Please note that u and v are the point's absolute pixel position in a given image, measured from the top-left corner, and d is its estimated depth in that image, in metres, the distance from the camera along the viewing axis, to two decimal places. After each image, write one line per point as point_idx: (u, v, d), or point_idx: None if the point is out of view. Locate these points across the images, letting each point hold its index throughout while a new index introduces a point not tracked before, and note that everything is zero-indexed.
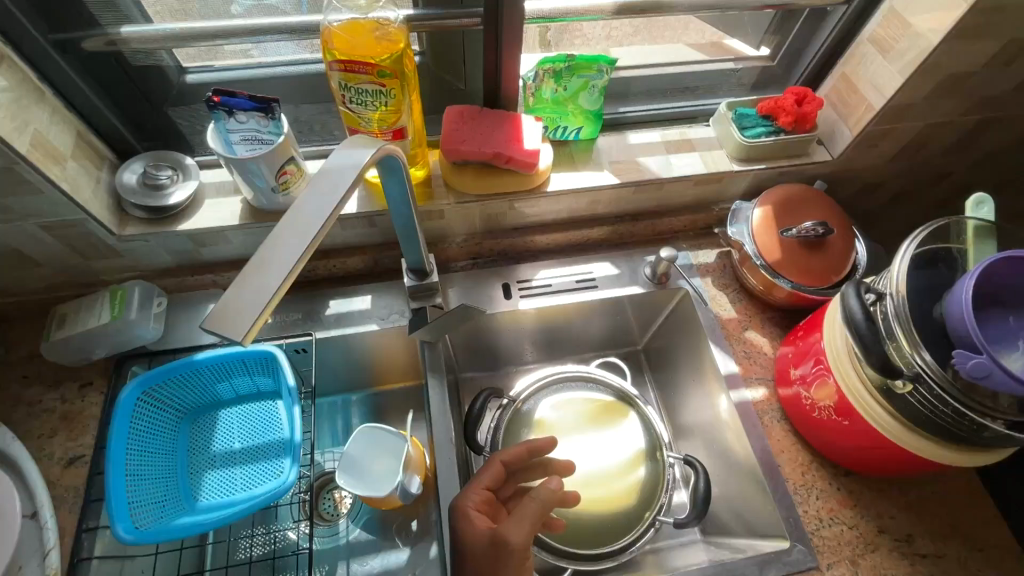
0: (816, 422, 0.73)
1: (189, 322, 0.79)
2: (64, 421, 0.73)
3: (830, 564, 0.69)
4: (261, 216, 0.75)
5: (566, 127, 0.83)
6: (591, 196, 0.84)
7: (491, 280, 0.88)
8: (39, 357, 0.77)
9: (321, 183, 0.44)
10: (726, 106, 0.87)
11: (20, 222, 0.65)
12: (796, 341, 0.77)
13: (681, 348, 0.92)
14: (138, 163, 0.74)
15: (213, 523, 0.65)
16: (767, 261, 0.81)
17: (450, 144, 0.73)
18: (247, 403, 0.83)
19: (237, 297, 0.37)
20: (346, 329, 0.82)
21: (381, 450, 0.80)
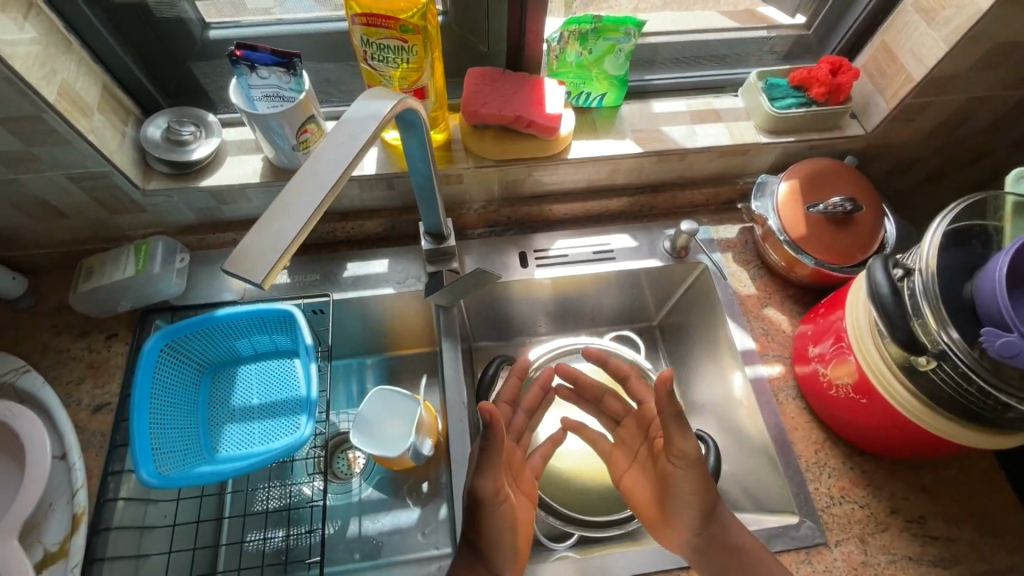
0: (833, 401, 0.72)
1: (211, 278, 0.81)
2: (91, 369, 0.75)
3: (839, 541, 0.68)
4: (281, 174, 0.75)
5: (589, 94, 0.81)
6: (612, 165, 0.83)
7: (508, 248, 0.88)
8: (66, 307, 0.79)
9: (339, 134, 0.43)
10: (756, 75, 0.84)
11: (48, 172, 0.66)
12: (817, 319, 0.76)
13: (697, 324, 0.91)
14: (162, 118, 0.74)
15: (233, 472, 0.68)
16: (791, 236, 0.79)
17: (471, 106, 0.72)
18: (266, 361, 0.85)
19: (257, 242, 0.38)
20: (363, 292, 0.83)
21: (394, 410, 0.82)
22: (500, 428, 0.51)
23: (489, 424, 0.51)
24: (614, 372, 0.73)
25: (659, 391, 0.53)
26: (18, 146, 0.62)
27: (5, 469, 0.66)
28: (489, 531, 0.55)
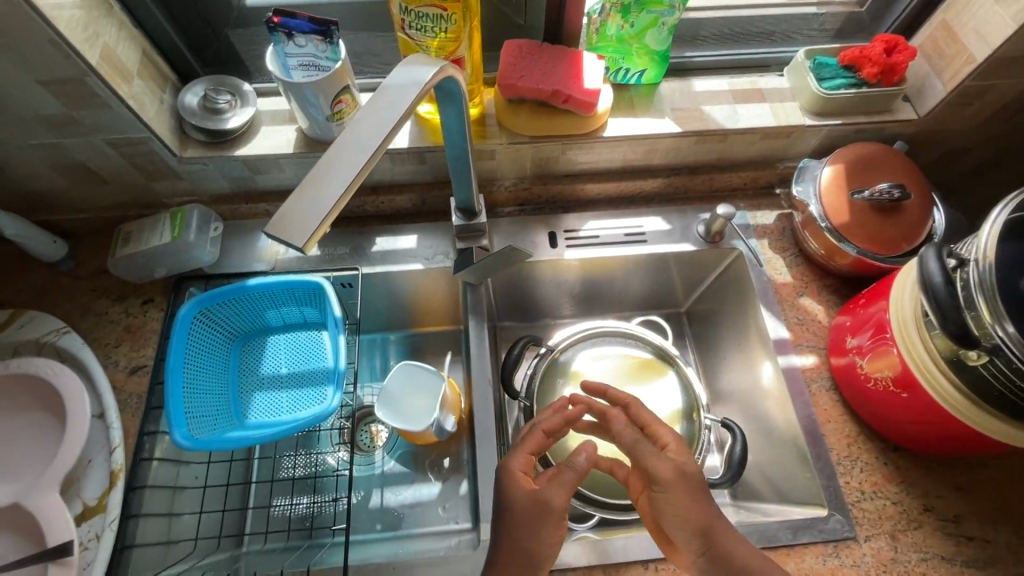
0: (869, 394, 0.70)
1: (244, 247, 0.82)
2: (128, 333, 0.77)
3: (868, 536, 0.67)
4: (314, 145, 0.75)
5: (628, 70, 0.78)
6: (648, 145, 0.81)
7: (538, 228, 0.87)
8: (104, 272, 0.81)
9: (380, 100, 0.43)
10: (804, 54, 0.81)
11: (89, 137, 0.67)
12: (856, 310, 0.74)
13: (728, 311, 0.89)
14: (199, 86, 0.75)
15: (261, 438, 0.68)
16: (834, 223, 0.76)
17: (506, 79, 0.71)
18: (294, 332, 0.86)
19: (298, 206, 0.38)
20: (391, 267, 0.83)
21: (418, 387, 0.82)
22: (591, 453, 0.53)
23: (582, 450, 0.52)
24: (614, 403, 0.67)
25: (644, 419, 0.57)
26: (61, 109, 0.63)
27: (48, 425, 0.68)
28: (545, 547, 0.51)
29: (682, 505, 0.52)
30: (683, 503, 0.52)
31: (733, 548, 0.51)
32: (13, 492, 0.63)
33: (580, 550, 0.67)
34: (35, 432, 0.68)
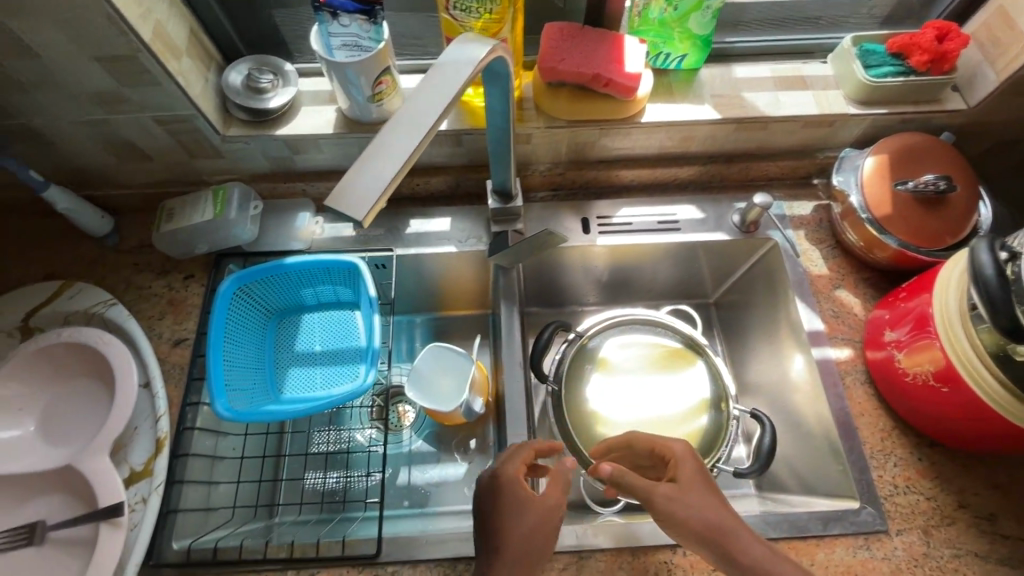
0: (908, 388, 0.69)
1: (281, 226, 0.83)
2: (170, 306, 0.79)
3: (900, 530, 0.67)
4: (355, 127, 0.76)
5: (669, 55, 0.78)
6: (686, 132, 0.80)
7: (571, 213, 0.87)
8: (147, 247, 0.83)
9: (435, 79, 0.44)
10: (850, 41, 0.79)
11: (138, 114, 0.69)
12: (896, 304, 0.72)
13: (760, 302, 0.89)
14: (242, 65, 0.76)
15: (297, 412, 0.70)
16: (875, 215, 0.75)
17: (546, 63, 0.71)
18: (328, 312, 0.87)
19: (356, 183, 0.39)
20: (424, 249, 0.84)
21: (449, 368, 0.83)
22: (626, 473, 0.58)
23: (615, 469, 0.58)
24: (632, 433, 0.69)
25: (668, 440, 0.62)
26: (113, 86, 0.64)
27: (97, 392, 0.71)
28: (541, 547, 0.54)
29: (698, 505, 0.55)
30: (697, 505, 0.55)
31: (746, 547, 0.52)
32: (66, 454, 0.66)
33: (606, 533, 0.67)
34: (85, 399, 0.71)
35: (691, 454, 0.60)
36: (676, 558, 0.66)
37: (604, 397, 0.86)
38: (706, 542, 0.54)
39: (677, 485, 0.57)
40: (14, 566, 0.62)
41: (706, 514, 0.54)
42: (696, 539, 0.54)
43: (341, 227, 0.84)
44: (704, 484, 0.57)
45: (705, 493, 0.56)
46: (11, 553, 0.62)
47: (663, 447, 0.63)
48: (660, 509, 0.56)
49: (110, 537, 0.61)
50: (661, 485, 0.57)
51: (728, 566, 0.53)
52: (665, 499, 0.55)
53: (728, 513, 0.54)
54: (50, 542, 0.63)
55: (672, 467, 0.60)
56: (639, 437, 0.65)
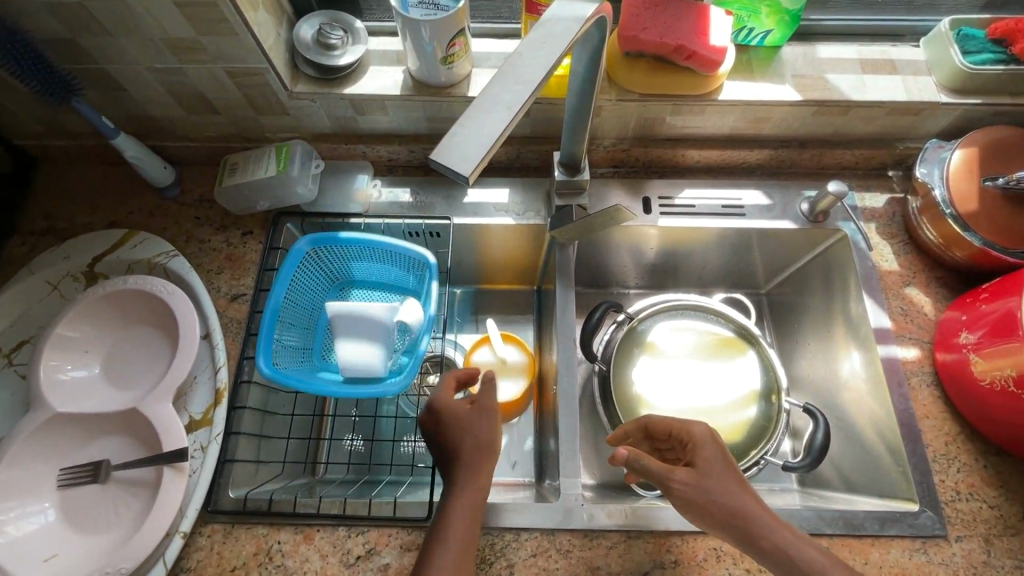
0: (981, 392, 0.66)
1: (340, 188, 0.82)
2: (229, 261, 0.79)
3: (960, 537, 0.65)
4: (422, 90, 0.74)
5: (752, 30, 0.75)
6: (762, 114, 0.77)
7: (633, 192, 0.84)
8: (207, 201, 0.83)
9: (541, 33, 0.44)
10: (948, 24, 0.74)
11: (212, 65, 0.68)
12: (974, 305, 0.69)
13: (819, 296, 0.86)
14: (314, 21, 0.75)
15: (340, 391, 0.69)
16: (959, 211, 0.71)
17: (628, 31, 0.69)
18: (387, 289, 0.87)
19: (462, 137, 0.39)
20: (481, 219, 0.83)
21: (365, 315, 0.77)
22: (644, 458, 0.56)
23: (632, 460, 0.56)
24: (653, 426, 0.64)
25: (687, 429, 0.59)
26: (189, 33, 0.64)
27: (159, 340, 0.72)
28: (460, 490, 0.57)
29: (719, 492, 0.53)
30: (717, 490, 0.53)
31: (773, 534, 0.51)
32: (128, 398, 0.68)
33: (650, 515, 0.66)
34: (147, 346, 0.72)
35: (711, 437, 0.58)
36: (725, 546, 0.65)
37: (650, 380, 0.85)
38: (719, 522, 0.53)
39: (696, 470, 0.55)
40: (79, 501, 0.64)
41: (729, 501, 0.53)
42: (717, 523, 0.53)
43: (398, 193, 0.84)
44: (726, 468, 0.55)
45: (724, 478, 0.54)
46: (77, 488, 0.64)
47: (681, 430, 0.60)
48: (678, 494, 0.55)
49: (172, 481, 0.62)
50: (680, 471, 0.55)
51: (751, 549, 0.52)
52: (683, 484, 0.54)
53: (756, 501, 0.53)
54: (113, 481, 0.65)
55: (691, 452, 0.58)
56: (656, 420, 0.63)
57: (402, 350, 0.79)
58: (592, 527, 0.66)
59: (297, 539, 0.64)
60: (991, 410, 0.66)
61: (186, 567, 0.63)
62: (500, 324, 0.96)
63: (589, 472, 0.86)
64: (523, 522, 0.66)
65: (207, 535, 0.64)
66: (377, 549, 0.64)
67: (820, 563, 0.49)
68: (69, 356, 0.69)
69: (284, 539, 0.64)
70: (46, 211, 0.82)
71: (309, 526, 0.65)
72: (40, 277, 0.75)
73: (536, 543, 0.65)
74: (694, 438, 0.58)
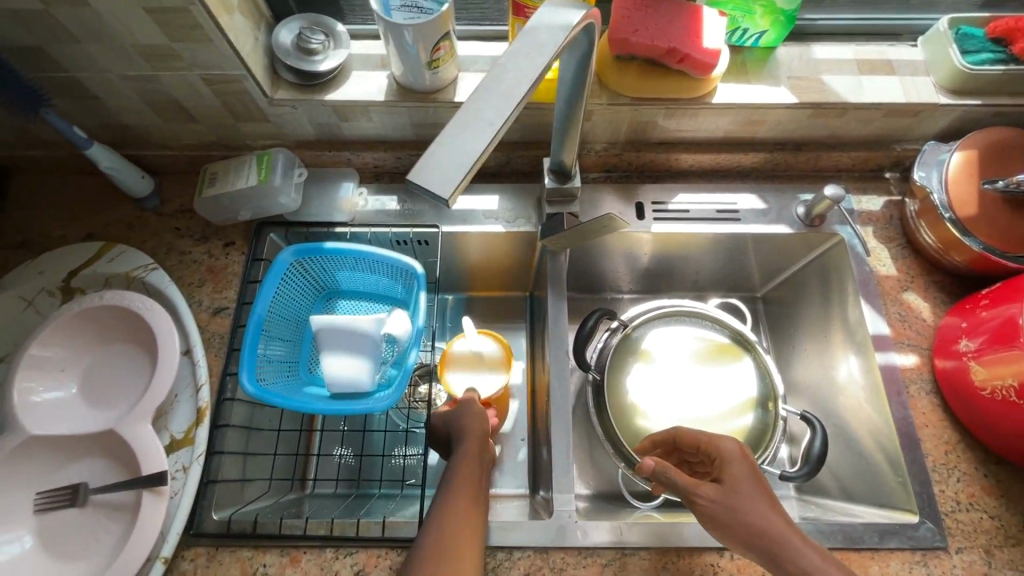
0: (983, 401, 0.65)
1: (325, 197, 0.80)
2: (210, 274, 0.77)
3: (960, 548, 0.64)
4: (407, 95, 0.72)
5: (747, 30, 0.73)
6: (758, 117, 0.75)
7: (625, 197, 0.82)
8: (188, 211, 0.81)
9: (526, 42, 0.41)
10: (946, 23, 0.73)
11: (187, 72, 0.66)
12: (974, 311, 0.68)
13: (815, 300, 0.85)
14: (294, 24, 0.73)
15: (326, 409, 0.67)
16: (958, 215, 0.69)
17: (619, 33, 0.67)
18: (376, 299, 0.84)
19: (442, 155, 0.37)
20: (471, 227, 0.81)
21: (352, 328, 0.75)
22: (671, 471, 0.56)
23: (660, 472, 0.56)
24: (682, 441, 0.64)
25: (715, 446, 0.59)
26: (162, 40, 0.61)
27: (138, 357, 0.70)
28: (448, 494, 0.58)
29: (745, 510, 0.52)
30: (743, 508, 0.52)
31: (798, 556, 0.50)
32: (106, 418, 0.65)
33: (647, 531, 0.65)
34: (126, 364, 0.70)
35: (741, 455, 0.57)
36: (723, 561, 0.63)
37: (645, 389, 0.83)
38: (740, 538, 0.52)
39: (723, 487, 0.55)
40: (57, 527, 0.62)
41: (752, 519, 0.52)
42: (737, 539, 0.52)
43: (385, 201, 0.82)
44: (754, 487, 0.54)
45: (752, 497, 0.53)
46: (53, 513, 0.62)
47: (708, 446, 0.60)
48: (703, 510, 0.54)
49: (152, 506, 0.60)
50: (706, 487, 0.55)
51: (775, 570, 0.51)
52: (708, 501, 0.53)
53: (772, 514, 0.52)
54: (92, 505, 0.63)
55: (719, 468, 0.57)
56: (682, 433, 0.63)
57: (390, 363, 0.77)
58: (586, 545, 0.64)
59: (284, 562, 0.62)
60: (992, 418, 0.64)
61: None
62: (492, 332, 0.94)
63: (584, 481, 0.84)
64: (517, 540, 0.64)
65: (190, 560, 0.62)
66: (366, 571, 0.62)
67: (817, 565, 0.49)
68: (43, 376, 0.67)
69: (270, 562, 0.62)
70: (20, 224, 0.79)
71: (295, 548, 0.63)
72: (14, 293, 0.72)
73: (529, 561, 0.64)
74: (722, 454, 0.58)
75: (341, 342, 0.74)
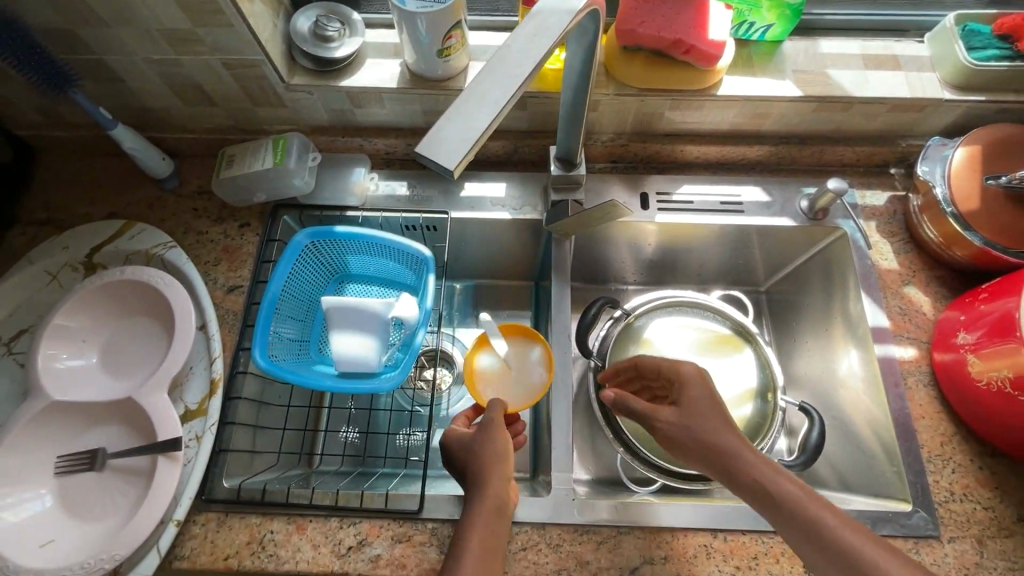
0: (979, 393, 0.66)
1: (338, 181, 0.82)
2: (226, 253, 0.80)
3: (953, 538, 0.64)
4: (418, 83, 0.74)
5: (753, 24, 0.74)
6: (763, 110, 0.76)
7: (630, 187, 0.84)
8: (205, 193, 0.84)
9: (532, 25, 0.43)
10: (953, 19, 0.73)
11: (208, 56, 0.68)
12: (974, 305, 0.68)
13: (817, 293, 0.86)
14: (311, 12, 0.75)
15: (334, 385, 0.70)
16: (960, 210, 0.70)
17: (626, 25, 0.69)
18: (385, 283, 0.87)
19: (448, 130, 0.39)
20: (478, 214, 0.82)
21: (364, 308, 0.77)
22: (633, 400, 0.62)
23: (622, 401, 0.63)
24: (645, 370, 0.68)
25: (675, 371, 0.62)
26: (185, 25, 0.64)
27: (156, 331, 0.73)
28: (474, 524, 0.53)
29: (699, 428, 0.56)
30: (696, 425, 0.56)
31: (750, 471, 0.52)
32: (124, 387, 0.68)
33: (643, 511, 0.66)
34: (144, 337, 0.72)
35: (699, 377, 0.60)
36: (716, 543, 0.65)
37: None
38: (691, 450, 0.56)
39: (680, 409, 0.58)
40: (76, 489, 0.64)
41: (700, 433, 0.56)
42: (691, 453, 0.56)
43: (396, 186, 0.84)
44: (708, 406, 0.57)
45: (709, 415, 0.57)
46: (73, 476, 0.65)
47: (672, 370, 0.63)
48: (662, 431, 0.59)
49: (167, 470, 0.63)
50: (664, 410, 0.59)
51: (730, 483, 0.54)
52: (665, 422, 0.58)
53: (729, 437, 0.55)
54: (109, 469, 0.66)
55: (679, 391, 0.60)
56: (645, 361, 0.67)
57: (397, 345, 0.79)
58: (583, 522, 0.66)
59: (290, 529, 0.65)
60: (988, 411, 0.65)
61: (180, 554, 0.63)
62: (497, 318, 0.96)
63: (583, 466, 0.86)
64: (516, 516, 0.66)
65: (201, 524, 0.65)
66: (369, 540, 0.64)
67: (795, 495, 0.50)
68: (65, 345, 0.70)
69: (277, 528, 0.65)
70: (45, 202, 0.82)
71: (302, 516, 0.65)
72: (39, 268, 0.75)
73: (527, 537, 0.65)
74: (681, 378, 0.61)
75: (353, 316, 0.76)
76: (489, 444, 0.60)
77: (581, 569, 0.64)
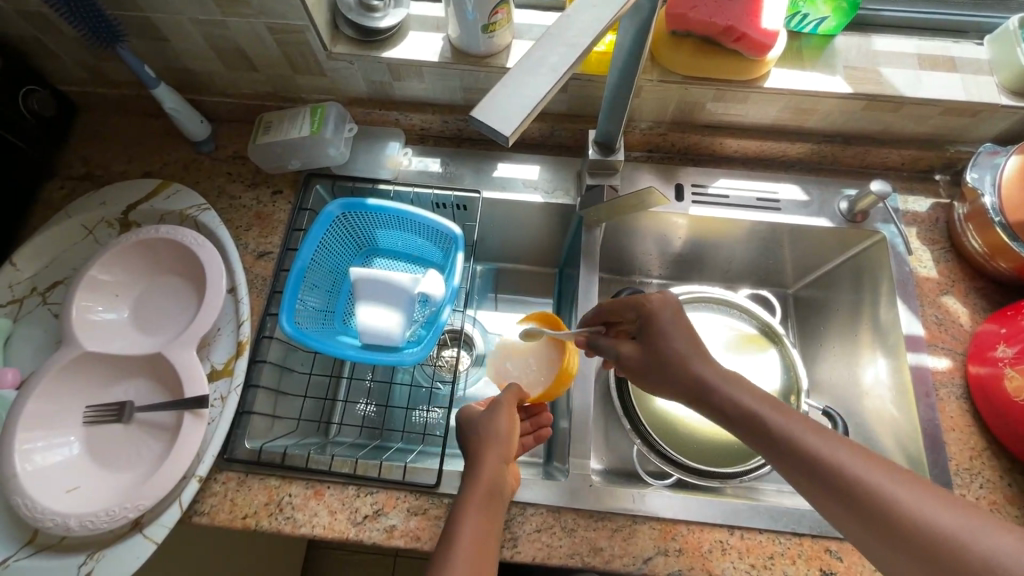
0: (1016, 408, 0.63)
1: (372, 153, 0.83)
2: (258, 219, 0.80)
3: None
4: (462, 58, 0.73)
5: (807, 15, 0.72)
6: (809, 105, 0.74)
7: (665, 178, 0.82)
8: (240, 158, 0.84)
9: None
10: (1016, 23, 0.71)
11: (254, 20, 0.68)
12: (1016, 318, 0.66)
13: (849, 299, 0.84)
14: None
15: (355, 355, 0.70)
16: (1008, 220, 0.67)
17: (677, 9, 0.68)
18: (412, 260, 0.87)
19: (504, 97, 0.38)
20: (507, 194, 0.82)
21: (389, 282, 0.77)
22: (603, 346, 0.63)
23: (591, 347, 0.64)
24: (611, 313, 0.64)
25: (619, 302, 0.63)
26: None
27: (186, 291, 0.73)
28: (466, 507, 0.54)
29: (670, 360, 0.58)
30: (663, 358, 0.58)
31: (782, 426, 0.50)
32: (153, 343, 0.69)
33: (659, 501, 0.66)
34: (175, 296, 0.73)
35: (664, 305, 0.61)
36: (732, 539, 0.64)
37: None
38: (795, 460, 0.48)
39: (643, 342, 0.60)
40: (103, 440, 0.66)
41: (801, 438, 0.49)
42: (795, 464, 0.48)
43: (428, 162, 0.84)
44: (675, 328, 0.59)
45: (670, 340, 0.59)
46: (101, 427, 0.66)
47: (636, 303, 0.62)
48: (628, 365, 0.61)
49: (191, 428, 0.64)
50: (626, 345, 0.61)
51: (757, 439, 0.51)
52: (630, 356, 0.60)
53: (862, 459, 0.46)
54: (135, 422, 0.67)
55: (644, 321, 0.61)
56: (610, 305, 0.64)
57: (421, 322, 0.79)
58: (598, 509, 0.65)
59: (308, 494, 0.65)
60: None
61: (200, 510, 0.64)
62: (520, 303, 0.96)
63: (597, 457, 0.85)
64: (530, 498, 0.66)
65: (221, 482, 0.66)
66: (384, 510, 0.65)
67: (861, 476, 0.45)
68: (99, 298, 0.71)
69: (295, 492, 0.65)
70: (85, 158, 0.84)
71: (320, 482, 0.66)
72: (76, 221, 0.77)
73: (541, 519, 0.65)
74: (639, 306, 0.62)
75: (384, 283, 0.77)
76: (492, 426, 0.60)
77: (594, 555, 0.63)
